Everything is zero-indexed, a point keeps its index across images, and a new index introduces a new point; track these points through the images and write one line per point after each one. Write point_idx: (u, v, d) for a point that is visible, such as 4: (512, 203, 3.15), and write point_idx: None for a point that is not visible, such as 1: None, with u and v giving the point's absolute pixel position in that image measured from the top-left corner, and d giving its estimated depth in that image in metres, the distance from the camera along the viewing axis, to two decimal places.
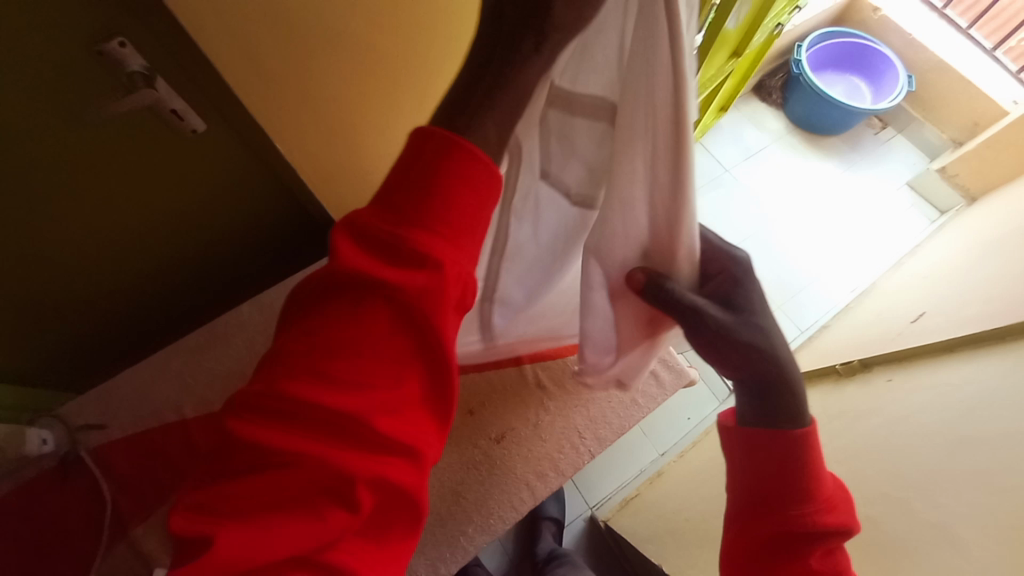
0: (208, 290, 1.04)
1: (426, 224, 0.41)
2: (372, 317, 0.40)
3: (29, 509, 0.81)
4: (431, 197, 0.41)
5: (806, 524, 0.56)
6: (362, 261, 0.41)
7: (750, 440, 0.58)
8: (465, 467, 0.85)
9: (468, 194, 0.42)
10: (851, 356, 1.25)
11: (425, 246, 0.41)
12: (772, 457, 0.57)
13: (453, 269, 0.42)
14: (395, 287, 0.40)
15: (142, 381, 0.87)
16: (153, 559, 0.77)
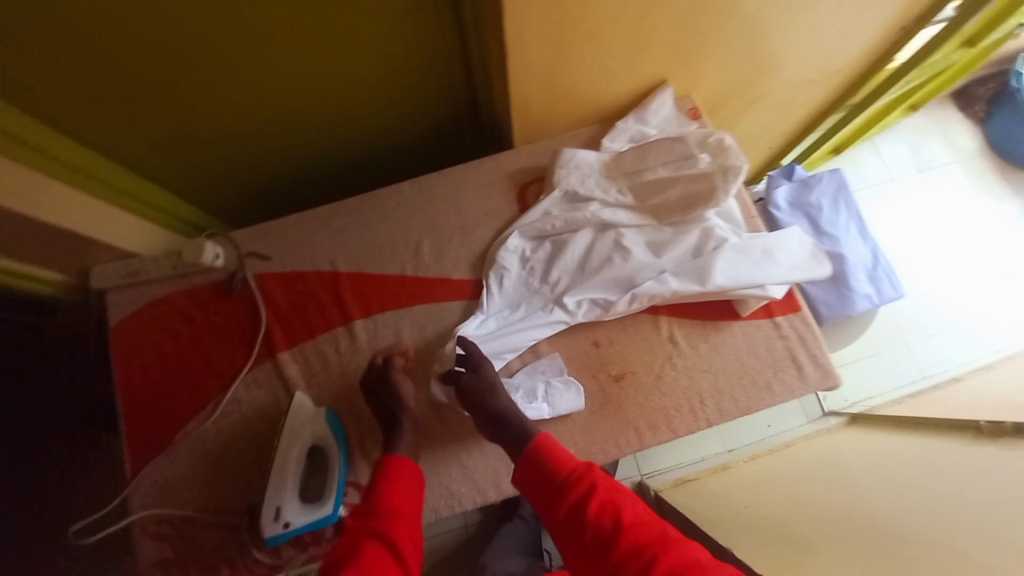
0: (365, 162, 1.07)
1: (387, 499, 0.67)
2: (381, 538, 0.63)
3: (191, 311, 0.90)
4: (392, 488, 0.69)
5: (583, 509, 0.61)
6: (359, 527, 0.65)
7: (530, 489, 0.67)
8: (581, 394, 0.85)
9: (401, 482, 0.70)
10: (997, 414, 1.07)
11: (392, 508, 0.67)
12: (543, 472, 0.65)
13: (410, 507, 0.68)
14: (388, 523, 0.65)
15: (303, 228, 0.92)
16: (293, 383, 0.85)
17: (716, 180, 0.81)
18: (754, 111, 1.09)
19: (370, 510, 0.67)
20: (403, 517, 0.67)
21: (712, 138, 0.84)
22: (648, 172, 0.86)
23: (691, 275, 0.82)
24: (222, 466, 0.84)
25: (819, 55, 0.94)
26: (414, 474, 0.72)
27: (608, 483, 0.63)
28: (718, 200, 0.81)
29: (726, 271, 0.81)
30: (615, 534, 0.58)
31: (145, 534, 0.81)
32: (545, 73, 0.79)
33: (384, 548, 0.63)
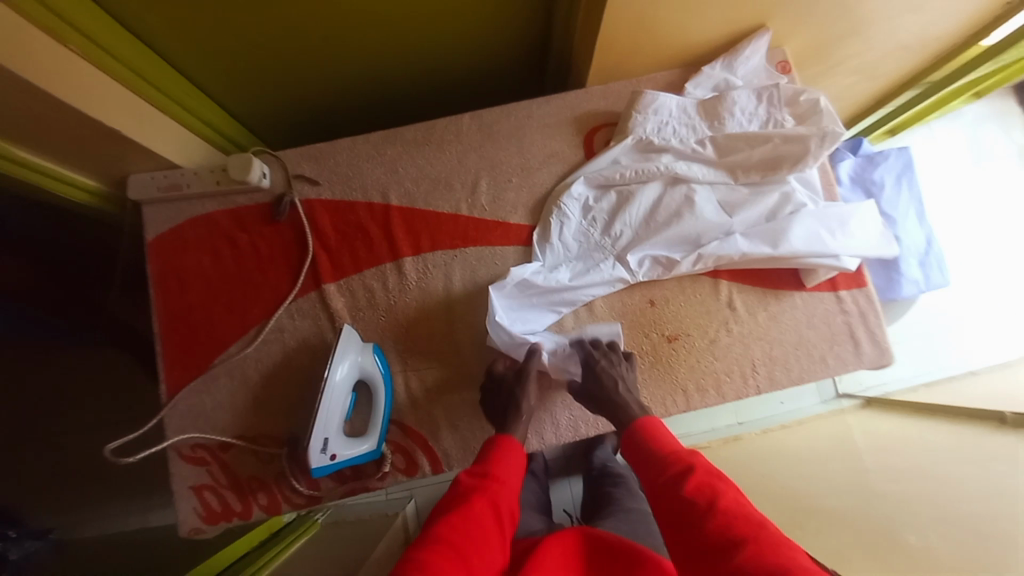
0: (419, 91, 0.99)
1: (497, 462, 0.65)
2: (489, 497, 0.61)
3: (233, 232, 0.85)
4: (501, 455, 0.67)
5: (678, 483, 0.59)
6: (471, 482, 0.63)
7: (633, 462, 0.68)
8: (632, 351, 0.83)
9: (507, 457, 0.66)
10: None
11: (495, 474, 0.64)
12: (645, 447, 0.66)
13: (512, 476, 0.65)
14: (498, 485, 0.63)
15: (354, 152, 0.87)
16: (338, 315, 0.82)
17: (808, 143, 0.76)
18: (838, 73, 1.02)
19: (475, 475, 0.64)
20: (503, 485, 0.63)
21: (803, 98, 0.79)
22: (730, 125, 0.80)
23: (762, 240, 0.78)
24: (262, 392, 0.81)
25: (928, 16, 0.86)
26: (517, 445, 0.69)
27: (710, 469, 0.61)
28: (805, 163, 0.76)
29: (799, 240, 0.78)
30: (707, 511, 0.55)
31: (180, 457, 0.81)
32: (636, 2, 0.71)
33: (486, 505, 0.60)
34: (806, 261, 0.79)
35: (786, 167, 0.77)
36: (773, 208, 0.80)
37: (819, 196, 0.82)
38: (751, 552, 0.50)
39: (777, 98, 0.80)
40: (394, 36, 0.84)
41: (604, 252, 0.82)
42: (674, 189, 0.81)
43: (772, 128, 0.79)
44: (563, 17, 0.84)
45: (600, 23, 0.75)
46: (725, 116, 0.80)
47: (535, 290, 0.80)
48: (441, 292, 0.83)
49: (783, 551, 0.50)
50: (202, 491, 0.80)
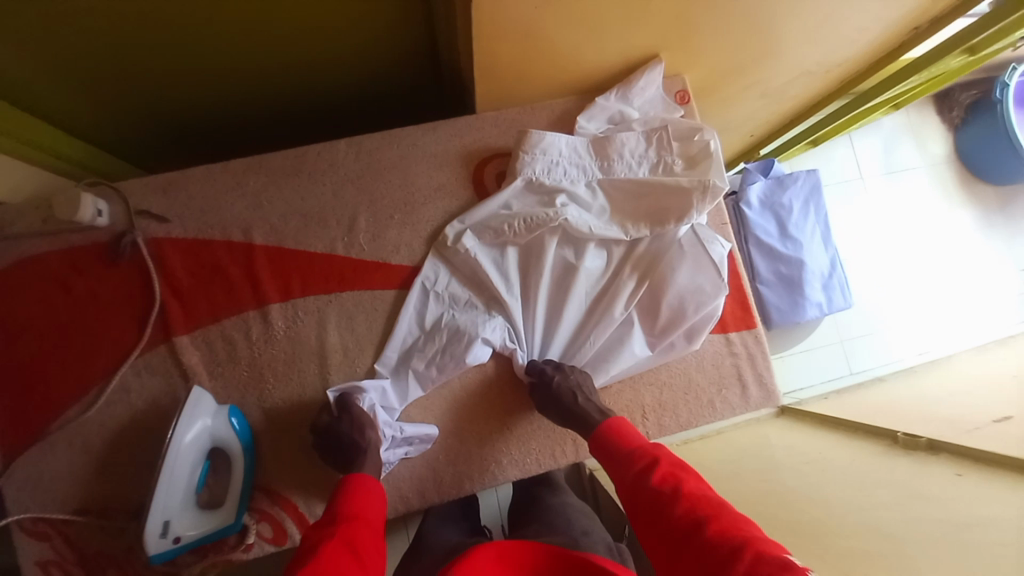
0: (299, 108, 0.89)
1: (346, 502, 0.61)
2: (347, 536, 0.57)
3: (68, 278, 0.74)
4: (354, 492, 0.63)
5: (645, 479, 0.59)
6: (323, 531, 0.57)
7: (605, 465, 0.67)
8: (520, 402, 0.79)
9: (366, 492, 0.63)
10: (910, 424, 1.00)
11: (351, 512, 0.60)
12: (614, 448, 0.66)
13: (372, 510, 0.62)
14: (352, 520, 0.59)
15: (211, 184, 0.77)
16: (192, 372, 0.74)
17: (691, 196, 0.74)
18: (745, 99, 0.99)
19: (331, 516, 0.59)
20: (361, 519, 0.59)
21: (694, 140, 0.77)
22: (619, 168, 0.77)
23: (611, 354, 0.78)
24: (108, 459, 0.73)
25: (824, 48, 0.84)
26: (374, 479, 0.65)
27: (674, 461, 0.61)
28: (690, 216, 0.75)
29: (642, 348, 0.79)
30: (674, 501, 0.56)
31: (21, 531, 0.71)
32: (507, 32, 0.65)
33: (341, 541, 0.56)
34: (679, 324, 0.78)
35: (676, 216, 0.75)
36: (655, 258, 0.79)
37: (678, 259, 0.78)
38: (715, 531, 0.51)
39: (669, 141, 0.77)
40: (254, 55, 0.74)
41: (488, 313, 0.77)
42: (562, 237, 0.78)
43: (662, 171, 0.77)
44: (444, 38, 0.76)
45: (476, 51, 0.68)
46: (613, 158, 0.77)
47: (412, 355, 0.76)
48: (313, 343, 0.76)
49: (747, 526, 0.51)
50: (48, 567, 0.71)
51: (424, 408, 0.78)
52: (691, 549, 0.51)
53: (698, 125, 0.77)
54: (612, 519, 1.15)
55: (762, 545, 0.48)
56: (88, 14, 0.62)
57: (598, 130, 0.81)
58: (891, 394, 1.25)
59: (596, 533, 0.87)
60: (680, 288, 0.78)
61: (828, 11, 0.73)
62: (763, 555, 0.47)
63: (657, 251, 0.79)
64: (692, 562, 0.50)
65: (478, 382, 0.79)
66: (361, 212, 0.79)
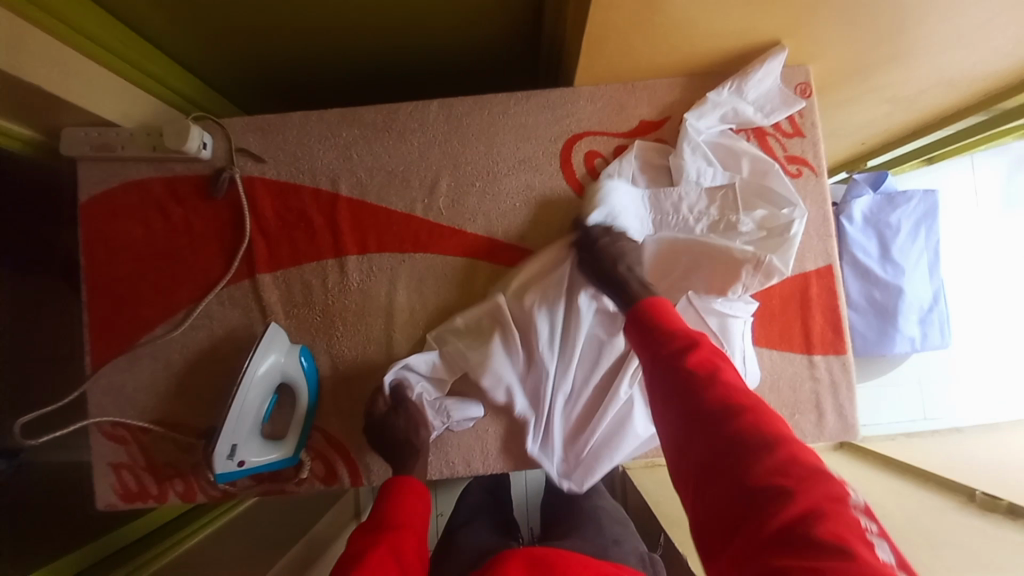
0: (393, 65, 0.89)
1: (393, 509, 0.61)
2: (391, 545, 0.55)
3: (169, 204, 0.78)
4: (398, 500, 0.62)
5: (675, 363, 0.50)
6: (368, 540, 0.56)
7: (635, 343, 0.57)
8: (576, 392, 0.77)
9: (410, 499, 0.62)
10: (997, 485, 0.89)
11: (397, 520, 0.59)
12: (650, 326, 0.56)
13: (416, 521, 0.61)
14: (395, 530, 0.57)
15: (305, 131, 0.78)
16: (269, 310, 0.77)
17: (742, 268, 0.69)
18: (870, 101, 0.89)
19: (377, 520, 0.59)
20: (408, 527, 0.59)
21: (779, 213, 0.72)
22: (672, 222, 0.74)
23: (614, 437, 0.74)
24: (185, 380, 0.77)
25: (985, 51, 0.73)
26: (420, 486, 0.65)
27: (715, 350, 0.50)
28: (734, 288, 0.70)
29: (643, 428, 0.74)
30: (704, 389, 0.46)
31: (100, 433, 0.77)
32: (626, 3, 0.60)
33: (391, 545, 0.55)
34: None
35: (784, 228, 0.71)
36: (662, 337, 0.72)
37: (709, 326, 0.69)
38: (746, 422, 0.42)
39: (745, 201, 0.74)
40: (361, 3, 0.73)
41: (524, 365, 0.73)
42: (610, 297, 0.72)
43: (721, 230, 0.73)
44: (552, 5, 0.73)
45: (590, 18, 0.63)
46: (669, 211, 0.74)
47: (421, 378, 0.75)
48: (383, 300, 0.77)
49: (782, 427, 0.42)
50: (120, 469, 0.77)
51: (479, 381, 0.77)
52: (708, 430, 0.43)
53: (794, 198, 0.73)
54: (639, 522, 1.11)
55: (794, 447, 0.40)
56: None
57: (709, 130, 0.76)
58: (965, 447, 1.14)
59: (626, 541, 0.84)
60: None
61: (1004, 10, 0.63)
62: (794, 458, 0.39)
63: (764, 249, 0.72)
64: (706, 448, 0.43)
65: None
66: (443, 175, 0.78)
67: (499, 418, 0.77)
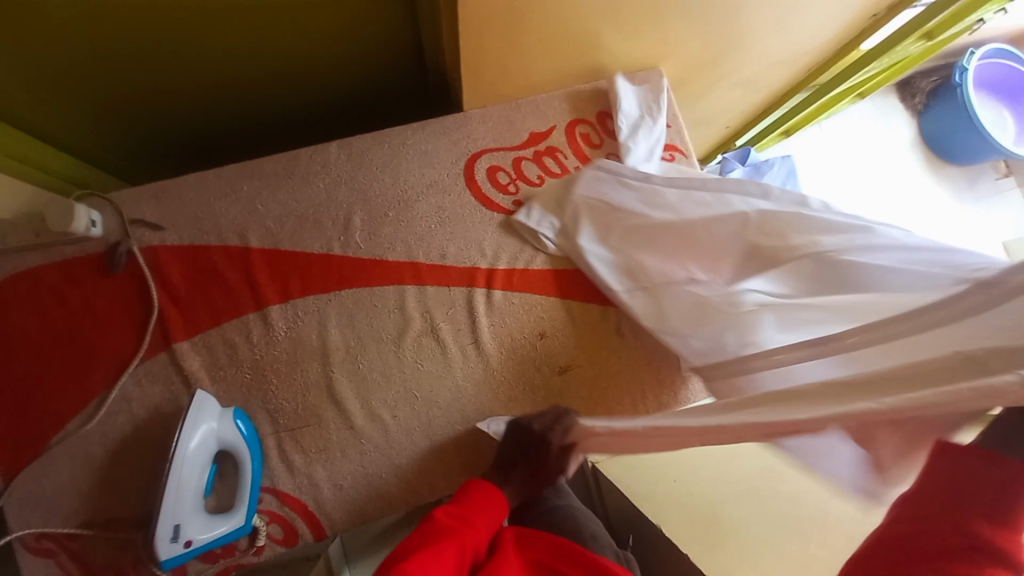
0: (287, 115, 0.91)
1: (468, 507, 0.65)
2: (457, 537, 0.61)
3: (63, 288, 0.74)
4: (475, 501, 0.66)
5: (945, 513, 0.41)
6: (436, 529, 0.62)
7: (953, 478, 0.41)
8: (521, 390, 0.80)
9: (489, 505, 0.66)
10: None
11: (469, 517, 0.64)
12: (974, 478, 0.40)
13: (487, 524, 0.65)
14: (463, 527, 0.62)
15: (205, 191, 0.78)
16: (194, 377, 0.74)
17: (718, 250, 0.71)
18: (721, 88, 1.03)
19: (458, 513, 0.64)
20: (475, 527, 0.63)
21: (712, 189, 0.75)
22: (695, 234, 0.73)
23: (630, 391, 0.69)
24: (109, 473, 0.71)
25: (790, 36, 0.89)
26: (499, 491, 0.69)
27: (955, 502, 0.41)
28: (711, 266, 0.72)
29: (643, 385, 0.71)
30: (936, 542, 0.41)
31: (25, 550, 0.69)
32: (489, 32, 0.68)
33: (459, 544, 0.60)
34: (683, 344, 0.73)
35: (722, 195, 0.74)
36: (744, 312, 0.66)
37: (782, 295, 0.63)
38: None
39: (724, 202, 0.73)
40: (241, 61, 0.75)
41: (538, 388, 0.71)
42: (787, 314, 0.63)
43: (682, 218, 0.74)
44: (428, 42, 0.79)
45: (460, 48, 0.70)
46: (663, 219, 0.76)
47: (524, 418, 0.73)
48: (315, 343, 0.77)
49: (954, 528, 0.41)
50: None
51: (427, 402, 0.77)
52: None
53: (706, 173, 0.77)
54: (615, 509, 1.14)
55: None
56: (85, 35, 0.64)
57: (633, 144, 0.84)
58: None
59: (603, 538, 0.87)
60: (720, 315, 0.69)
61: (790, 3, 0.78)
62: None
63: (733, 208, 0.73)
64: None
65: (480, 374, 0.79)
66: (354, 211, 0.81)
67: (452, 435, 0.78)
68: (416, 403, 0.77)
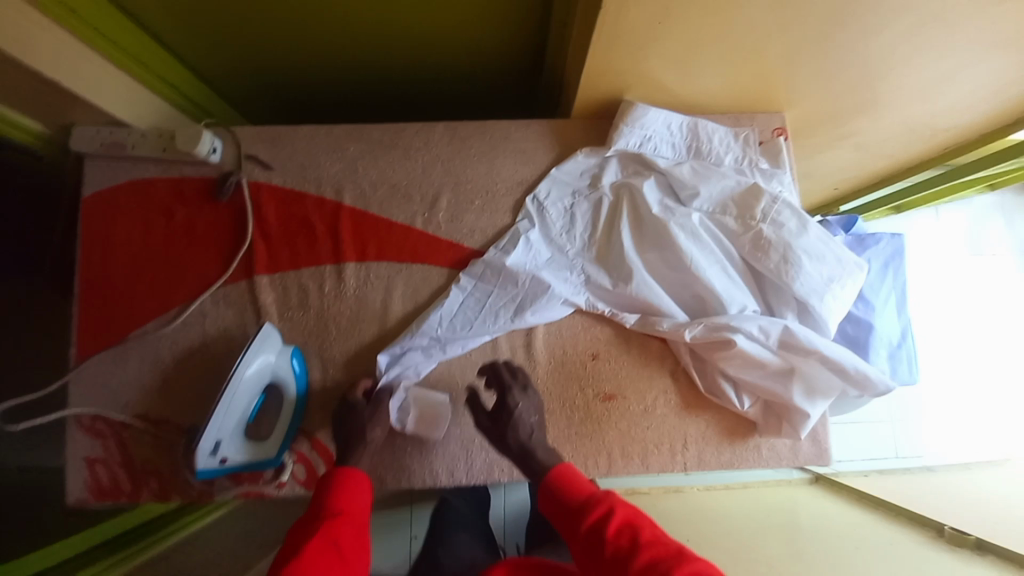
0: (401, 87, 0.94)
1: (332, 500, 0.60)
2: (331, 532, 0.56)
3: (173, 200, 0.80)
4: (335, 489, 0.62)
5: (599, 531, 0.55)
6: (304, 533, 0.56)
7: (555, 521, 0.61)
8: (562, 404, 0.79)
9: (352, 488, 0.62)
10: (959, 522, 0.95)
11: (336, 508, 0.59)
12: (562, 513, 0.61)
13: (358, 507, 0.61)
14: (331, 520, 0.57)
15: (314, 141, 0.82)
16: (265, 312, 0.78)
17: (757, 274, 0.77)
18: (842, 145, 0.97)
19: (314, 512, 0.59)
20: (346, 515, 0.59)
21: (783, 231, 0.74)
22: (763, 265, 0.75)
23: (650, 323, 0.77)
24: (170, 378, 0.77)
25: (933, 108, 0.82)
26: (358, 471, 0.65)
27: (626, 505, 0.58)
28: (765, 291, 0.78)
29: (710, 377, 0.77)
30: (630, 547, 0.52)
31: (78, 426, 0.76)
32: (622, 43, 0.66)
33: (328, 537, 0.55)
34: (762, 389, 0.74)
35: (790, 238, 0.74)
36: (761, 342, 0.72)
37: (731, 291, 0.75)
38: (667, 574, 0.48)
39: (786, 215, 0.75)
40: (376, 28, 0.79)
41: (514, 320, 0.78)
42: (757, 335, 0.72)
43: (755, 260, 0.76)
44: (553, 43, 0.79)
45: (585, 55, 0.70)
46: (763, 255, 0.75)
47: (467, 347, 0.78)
48: (377, 307, 0.79)
49: (701, 562, 0.49)
50: (94, 463, 0.76)
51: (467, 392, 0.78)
52: None
53: (783, 204, 0.75)
54: None
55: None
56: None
57: (753, 164, 0.80)
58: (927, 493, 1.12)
59: None
60: (774, 360, 0.72)
61: (951, 69, 0.71)
62: None
63: (776, 238, 0.74)
64: None
65: None
66: (442, 191, 0.83)
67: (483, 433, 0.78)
68: (456, 388, 0.78)
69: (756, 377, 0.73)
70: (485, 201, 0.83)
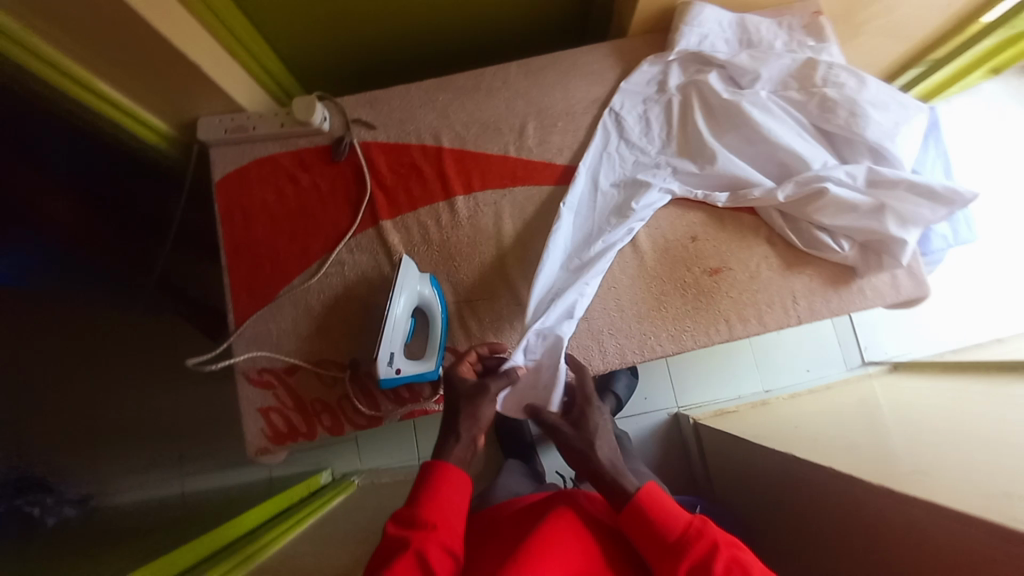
0: (464, 49, 1.04)
1: (428, 506, 0.62)
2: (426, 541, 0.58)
3: (296, 169, 0.90)
4: (432, 490, 0.64)
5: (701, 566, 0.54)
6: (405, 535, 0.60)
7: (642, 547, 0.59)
8: (674, 284, 0.86)
9: (446, 491, 0.64)
10: None
11: (433, 516, 0.61)
12: (653, 538, 0.58)
13: (453, 513, 0.63)
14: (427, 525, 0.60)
15: (409, 99, 0.92)
16: (395, 250, 0.87)
17: (827, 137, 0.85)
18: (870, 32, 1.05)
19: (413, 514, 0.61)
20: (442, 523, 0.61)
21: (845, 89, 0.82)
22: (832, 128, 0.83)
23: (741, 199, 0.85)
24: (322, 322, 0.85)
25: None
26: (455, 469, 0.67)
27: (727, 540, 0.56)
28: (838, 149, 0.85)
29: (799, 229, 0.85)
30: None
31: (248, 380, 0.84)
32: None
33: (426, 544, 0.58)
34: (853, 230, 0.82)
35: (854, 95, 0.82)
36: (847, 185, 0.80)
37: (811, 151, 0.83)
38: None
39: (844, 77, 0.83)
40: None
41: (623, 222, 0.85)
42: (844, 179, 0.80)
43: (821, 126, 0.85)
44: None
45: None
46: (829, 118, 0.83)
47: (584, 250, 0.85)
48: (491, 230, 0.88)
49: None
50: (269, 412, 0.83)
51: None
52: None
53: (839, 70, 0.83)
54: (733, 449, 1.14)
55: None
56: None
57: (801, 47, 0.89)
58: (1005, 354, 1.18)
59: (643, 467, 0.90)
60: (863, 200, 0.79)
61: None
62: None
63: (840, 99, 0.82)
64: None
65: (635, 268, 0.87)
66: (527, 120, 0.92)
67: (610, 320, 0.86)
68: None
69: (849, 221, 0.81)
70: (566, 123, 0.92)
